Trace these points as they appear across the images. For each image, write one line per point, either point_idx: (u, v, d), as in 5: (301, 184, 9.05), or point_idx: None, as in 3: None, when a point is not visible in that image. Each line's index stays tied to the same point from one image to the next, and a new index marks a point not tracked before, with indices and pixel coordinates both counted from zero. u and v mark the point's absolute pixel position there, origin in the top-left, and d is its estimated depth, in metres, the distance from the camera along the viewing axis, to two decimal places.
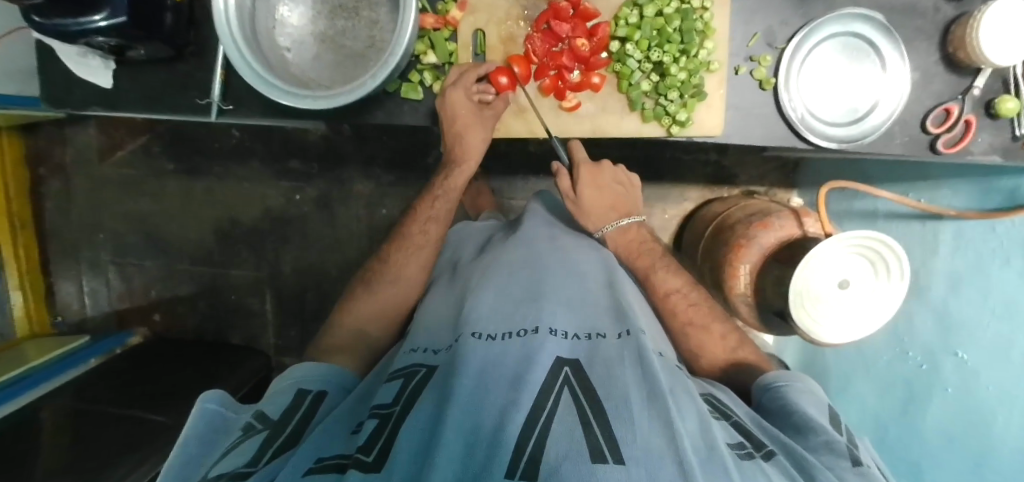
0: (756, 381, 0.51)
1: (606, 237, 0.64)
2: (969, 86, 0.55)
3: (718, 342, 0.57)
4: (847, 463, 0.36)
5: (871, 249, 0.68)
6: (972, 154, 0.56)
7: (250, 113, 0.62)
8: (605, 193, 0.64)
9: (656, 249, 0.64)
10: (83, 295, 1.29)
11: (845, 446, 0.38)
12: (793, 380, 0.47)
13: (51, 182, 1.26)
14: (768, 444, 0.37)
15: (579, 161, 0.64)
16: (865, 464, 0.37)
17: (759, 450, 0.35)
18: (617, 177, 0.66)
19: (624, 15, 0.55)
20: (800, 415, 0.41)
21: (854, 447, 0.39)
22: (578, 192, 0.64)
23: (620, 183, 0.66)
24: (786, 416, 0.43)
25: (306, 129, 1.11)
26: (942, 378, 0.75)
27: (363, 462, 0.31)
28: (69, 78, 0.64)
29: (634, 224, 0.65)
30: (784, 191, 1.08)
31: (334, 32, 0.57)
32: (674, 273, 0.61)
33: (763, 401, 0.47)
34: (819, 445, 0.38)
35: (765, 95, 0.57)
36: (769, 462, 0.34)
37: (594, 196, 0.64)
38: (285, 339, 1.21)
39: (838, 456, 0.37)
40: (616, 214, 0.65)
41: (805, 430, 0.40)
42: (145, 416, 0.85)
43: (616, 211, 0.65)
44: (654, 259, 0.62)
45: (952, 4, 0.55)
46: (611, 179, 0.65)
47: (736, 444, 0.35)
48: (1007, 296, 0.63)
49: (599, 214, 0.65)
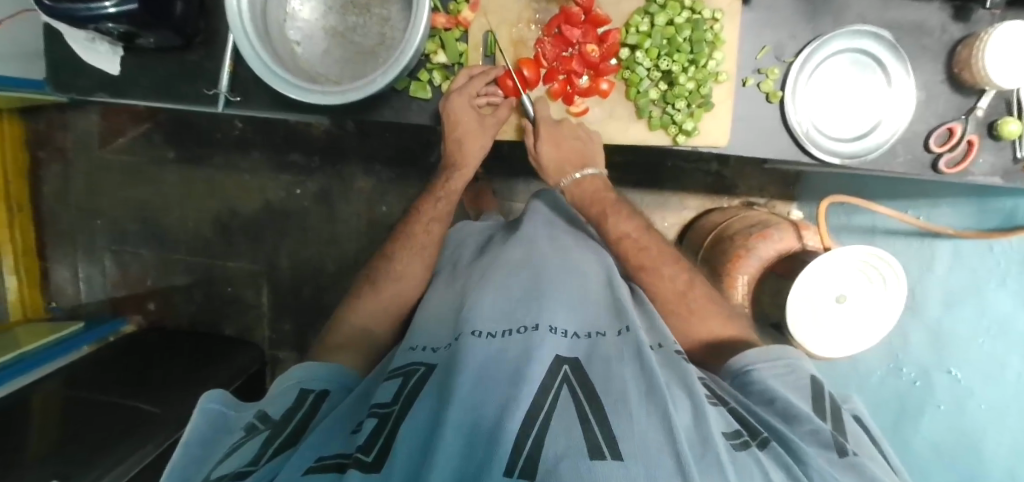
0: (728, 361, 0.50)
1: (563, 190, 0.65)
2: (973, 106, 0.56)
3: (696, 310, 0.57)
4: (834, 454, 0.36)
5: (866, 264, 0.68)
6: (973, 174, 0.57)
7: (256, 106, 0.62)
8: (562, 150, 0.60)
9: (609, 196, 0.64)
10: (78, 281, 1.28)
11: (831, 433, 0.37)
12: (773, 362, 0.46)
13: (49, 166, 1.25)
14: (763, 431, 0.37)
15: (540, 121, 0.58)
16: (853, 450, 0.37)
17: (756, 438, 0.35)
18: (577, 129, 0.60)
19: (635, 23, 0.55)
20: (783, 402, 0.41)
21: (843, 435, 0.39)
22: (537, 150, 0.61)
23: (577, 133, 0.60)
24: (770, 402, 0.42)
25: (309, 123, 1.10)
26: (933, 395, 0.77)
27: (363, 462, 0.31)
28: (74, 62, 0.64)
29: (590, 176, 0.63)
30: (784, 203, 1.09)
31: (344, 28, 0.57)
32: (627, 216, 0.62)
33: (743, 383, 0.46)
34: (805, 435, 0.38)
35: (771, 108, 0.57)
36: (765, 451, 0.34)
37: (552, 152, 0.61)
38: (279, 333, 1.21)
39: (826, 447, 0.36)
40: (571, 167, 0.62)
41: (791, 419, 0.40)
42: (135, 406, 0.84)
43: (571, 165, 0.62)
44: (606, 206, 0.63)
45: (959, 25, 0.55)
46: (569, 132, 0.59)
47: (733, 432, 0.35)
48: (1001, 316, 0.67)
49: (557, 168, 0.63)
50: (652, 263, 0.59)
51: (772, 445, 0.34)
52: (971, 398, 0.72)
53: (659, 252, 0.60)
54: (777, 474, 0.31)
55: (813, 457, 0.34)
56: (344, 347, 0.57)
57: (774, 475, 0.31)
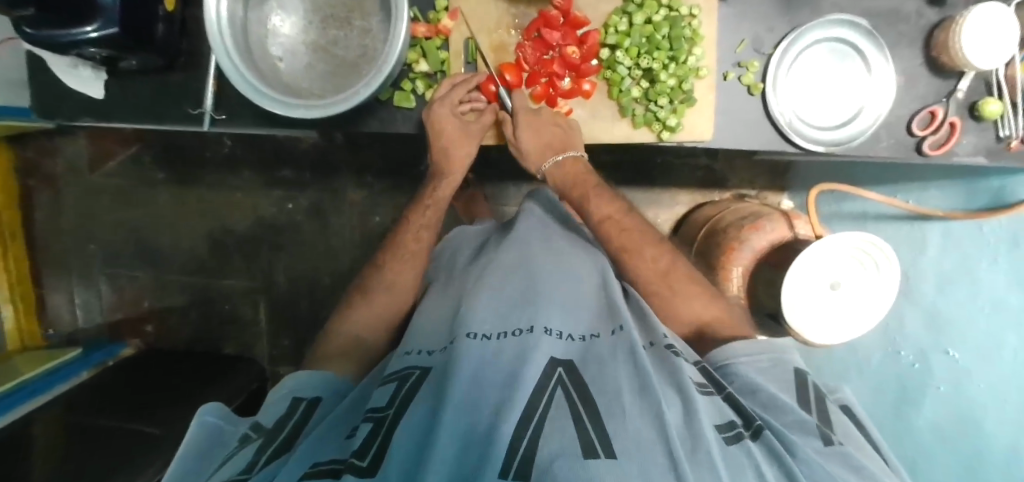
0: (712, 354, 0.50)
1: (545, 177, 0.63)
2: (953, 88, 0.56)
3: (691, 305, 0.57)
4: (820, 443, 0.36)
5: (861, 251, 0.69)
6: (958, 155, 0.58)
7: (242, 123, 0.62)
8: (541, 136, 0.59)
9: (591, 180, 0.63)
10: (75, 307, 1.27)
11: (817, 424, 0.38)
12: (757, 357, 0.47)
13: (40, 193, 1.24)
14: (756, 417, 0.37)
15: (519, 109, 0.59)
16: (839, 441, 0.37)
17: (748, 428, 0.35)
18: (556, 115, 0.59)
19: (614, 23, 0.56)
20: (767, 393, 0.41)
21: (826, 426, 0.39)
22: (517, 138, 0.60)
23: (557, 119, 0.59)
24: (752, 393, 0.42)
25: (298, 138, 1.11)
26: (933, 376, 0.78)
27: (358, 467, 0.31)
28: (58, 88, 0.64)
29: (572, 160, 0.61)
30: (776, 194, 1.09)
31: (326, 42, 0.57)
32: (608, 200, 0.62)
33: (725, 375, 0.46)
34: (791, 424, 0.38)
35: (753, 100, 0.57)
36: (756, 442, 0.34)
37: (532, 138, 0.60)
38: (279, 349, 1.21)
39: (811, 437, 0.36)
40: (552, 152, 0.60)
41: (775, 409, 0.40)
42: (137, 428, 0.84)
43: (551, 150, 0.60)
44: (588, 189, 0.62)
45: (935, 10, 0.56)
46: (547, 118, 0.59)
47: (726, 424, 0.35)
48: (997, 296, 0.67)
49: (539, 155, 0.61)
50: (647, 258, 0.59)
51: (764, 433, 0.34)
52: (969, 376, 0.73)
53: (635, 229, 0.60)
54: (770, 470, 0.31)
55: (800, 446, 0.34)
56: (340, 357, 0.57)
57: (767, 470, 0.31)
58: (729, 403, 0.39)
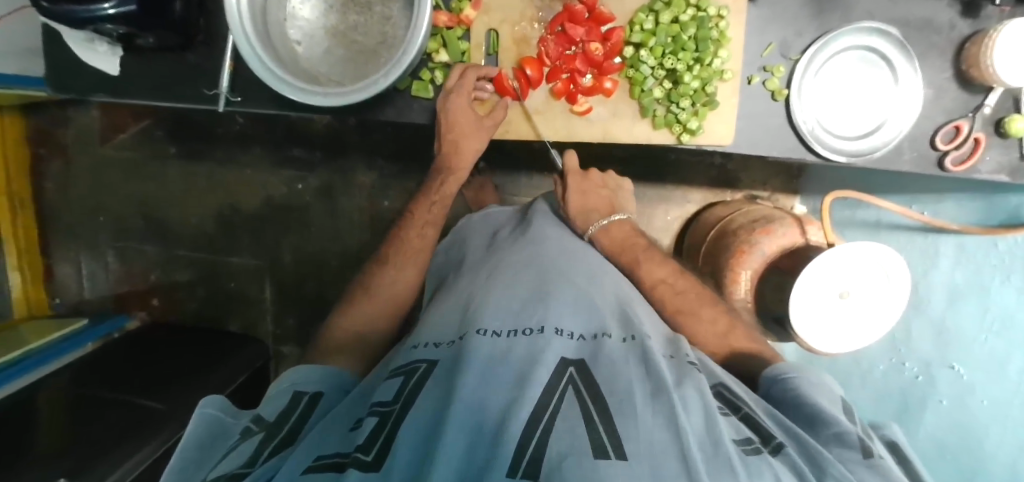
0: (761, 370, 0.51)
1: (592, 237, 0.66)
2: (981, 103, 0.55)
3: (704, 323, 0.58)
4: (858, 456, 0.35)
5: (883, 268, 0.69)
6: (980, 172, 0.57)
7: (257, 105, 0.62)
8: (589, 195, 0.69)
9: (641, 243, 0.66)
10: (82, 277, 1.28)
11: (856, 436, 0.37)
12: (805, 373, 0.47)
13: (51, 161, 1.25)
14: (777, 435, 0.36)
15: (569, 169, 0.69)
16: (880, 455, 0.36)
17: (768, 445, 0.35)
18: (602, 182, 0.72)
19: (639, 20, 0.55)
20: (812, 407, 0.41)
21: (870, 439, 0.38)
22: (565, 198, 0.69)
23: (601, 184, 0.71)
24: (797, 407, 0.43)
25: (310, 118, 1.10)
26: (937, 390, 0.79)
27: (362, 461, 0.32)
28: (74, 61, 0.64)
29: (617, 222, 0.67)
30: (787, 197, 1.08)
31: (345, 27, 0.57)
32: (659, 263, 0.64)
33: (772, 391, 0.47)
34: (829, 438, 0.38)
35: (776, 106, 0.57)
36: (778, 457, 0.33)
37: (578, 198, 0.69)
38: (284, 328, 1.21)
39: (849, 448, 0.36)
40: (598, 215, 0.68)
41: (817, 423, 0.40)
42: (140, 403, 0.85)
43: (600, 211, 0.68)
44: (637, 253, 0.65)
45: (967, 21, 0.55)
46: (595, 183, 0.71)
47: (744, 438, 0.34)
48: (1009, 314, 0.69)
49: (583, 217, 0.68)
50: (688, 307, 0.59)
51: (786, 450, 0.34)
52: (971, 393, 0.75)
53: (690, 292, 0.61)
54: (789, 477, 0.31)
55: (834, 465, 0.33)
56: (346, 348, 0.58)
57: (787, 479, 0.31)
58: (747, 424, 0.38)
